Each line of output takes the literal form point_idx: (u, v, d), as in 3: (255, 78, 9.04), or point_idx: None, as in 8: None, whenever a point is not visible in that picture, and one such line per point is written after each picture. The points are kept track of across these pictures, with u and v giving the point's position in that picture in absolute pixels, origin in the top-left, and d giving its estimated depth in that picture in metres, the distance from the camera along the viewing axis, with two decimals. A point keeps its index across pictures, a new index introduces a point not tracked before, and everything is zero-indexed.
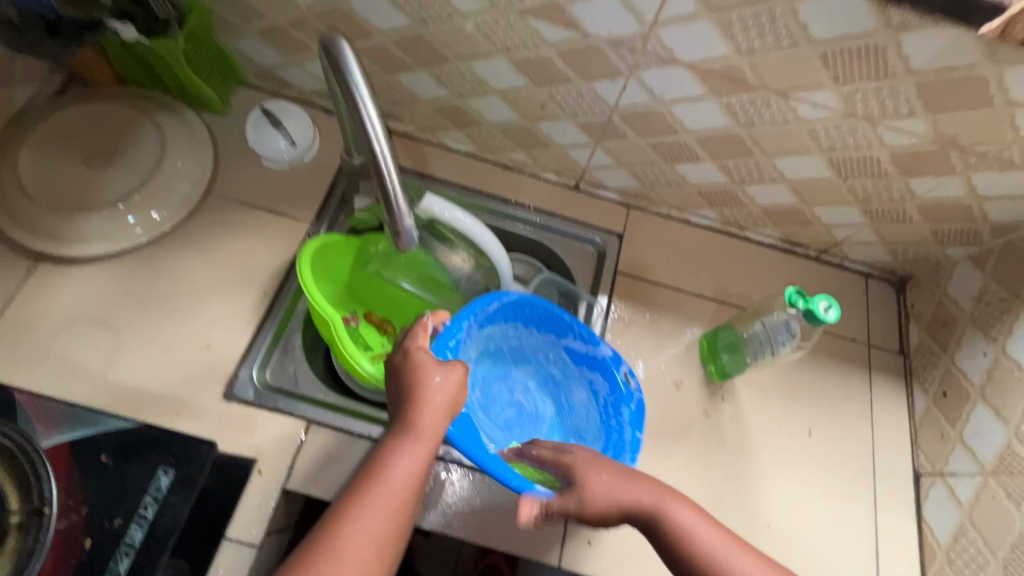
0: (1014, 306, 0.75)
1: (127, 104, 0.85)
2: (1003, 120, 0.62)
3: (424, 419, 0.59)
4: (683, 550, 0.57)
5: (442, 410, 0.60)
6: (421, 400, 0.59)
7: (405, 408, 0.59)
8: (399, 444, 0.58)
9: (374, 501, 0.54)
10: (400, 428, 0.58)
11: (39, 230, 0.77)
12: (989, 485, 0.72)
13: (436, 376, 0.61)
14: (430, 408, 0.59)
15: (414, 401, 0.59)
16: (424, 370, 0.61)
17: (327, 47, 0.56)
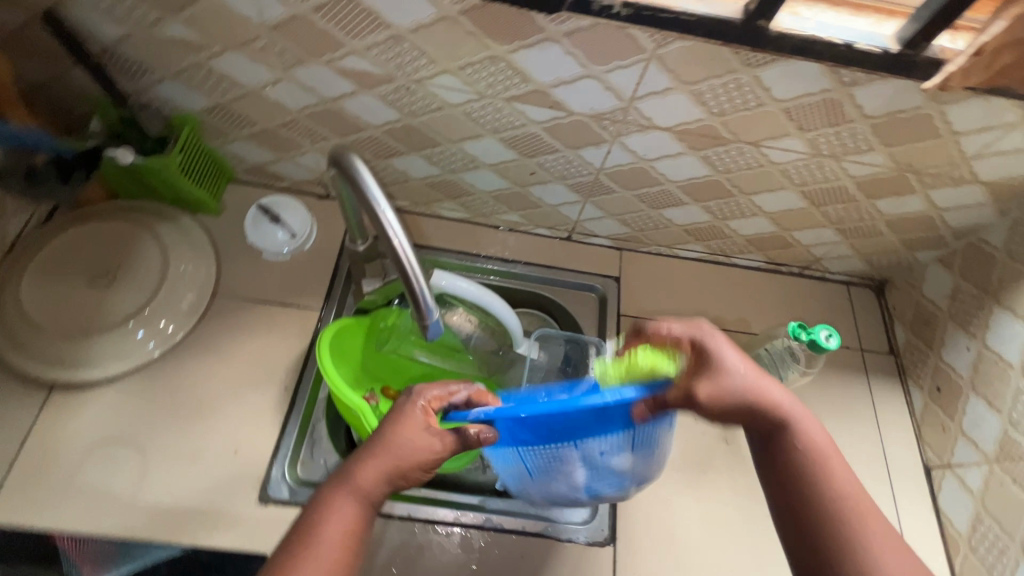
0: (986, 302, 0.82)
1: (123, 219, 0.86)
2: (950, 145, 0.69)
3: (371, 478, 0.55)
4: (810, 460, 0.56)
5: (397, 469, 0.55)
6: (384, 454, 0.55)
7: (362, 460, 0.56)
8: (337, 494, 0.55)
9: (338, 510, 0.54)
10: (347, 477, 0.55)
11: (52, 359, 0.77)
12: (995, 473, 0.78)
13: (414, 429, 0.57)
14: (388, 465, 0.55)
15: (375, 453, 0.56)
16: (406, 422, 0.57)
17: (339, 160, 0.59)
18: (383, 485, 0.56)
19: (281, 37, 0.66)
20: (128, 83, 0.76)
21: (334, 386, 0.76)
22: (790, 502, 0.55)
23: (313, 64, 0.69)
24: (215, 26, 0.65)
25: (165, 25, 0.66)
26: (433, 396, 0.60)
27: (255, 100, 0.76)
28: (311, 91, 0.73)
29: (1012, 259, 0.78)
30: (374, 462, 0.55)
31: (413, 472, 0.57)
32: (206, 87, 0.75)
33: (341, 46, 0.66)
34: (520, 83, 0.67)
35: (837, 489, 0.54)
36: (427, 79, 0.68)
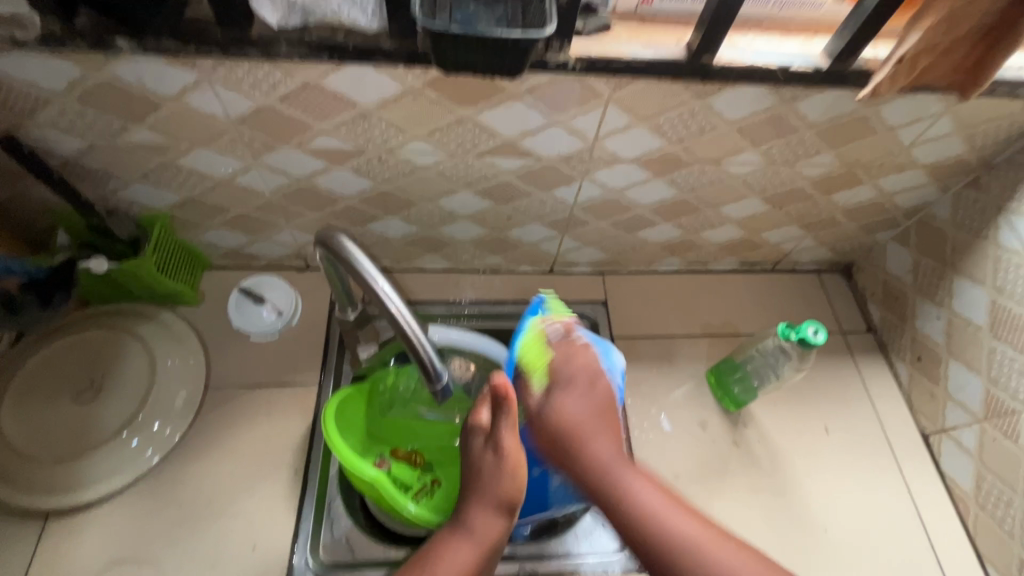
0: (945, 272, 0.88)
1: (101, 326, 0.84)
2: (888, 139, 0.75)
3: (476, 514, 0.64)
4: (630, 514, 0.59)
5: (495, 498, 0.63)
6: (477, 484, 0.64)
7: (464, 501, 0.65)
8: (452, 534, 0.64)
9: (454, 541, 0.63)
10: (457, 518, 0.64)
11: (45, 487, 0.73)
12: (987, 430, 0.82)
13: (484, 452, 0.64)
14: (486, 497, 0.63)
15: (474, 489, 0.64)
16: (476, 449, 0.65)
17: (327, 243, 0.59)
18: (490, 517, 0.63)
19: (249, 128, 0.66)
20: (93, 192, 0.75)
21: (349, 461, 0.73)
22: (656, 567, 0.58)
23: (284, 148, 0.69)
24: (181, 127, 0.65)
25: (128, 133, 0.66)
26: (483, 413, 0.66)
27: (227, 189, 0.76)
28: (283, 173, 0.74)
29: (961, 230, 0.85)
30: (476, 500, 0.64)
31: (512, 494, 0.64)
32: (175, 183, 0.75)
33: (310, 129, 0.67)
34: (488, 139, 0.69)
35: (683, 543, 0.57)
36: (398, 147, 0.70)
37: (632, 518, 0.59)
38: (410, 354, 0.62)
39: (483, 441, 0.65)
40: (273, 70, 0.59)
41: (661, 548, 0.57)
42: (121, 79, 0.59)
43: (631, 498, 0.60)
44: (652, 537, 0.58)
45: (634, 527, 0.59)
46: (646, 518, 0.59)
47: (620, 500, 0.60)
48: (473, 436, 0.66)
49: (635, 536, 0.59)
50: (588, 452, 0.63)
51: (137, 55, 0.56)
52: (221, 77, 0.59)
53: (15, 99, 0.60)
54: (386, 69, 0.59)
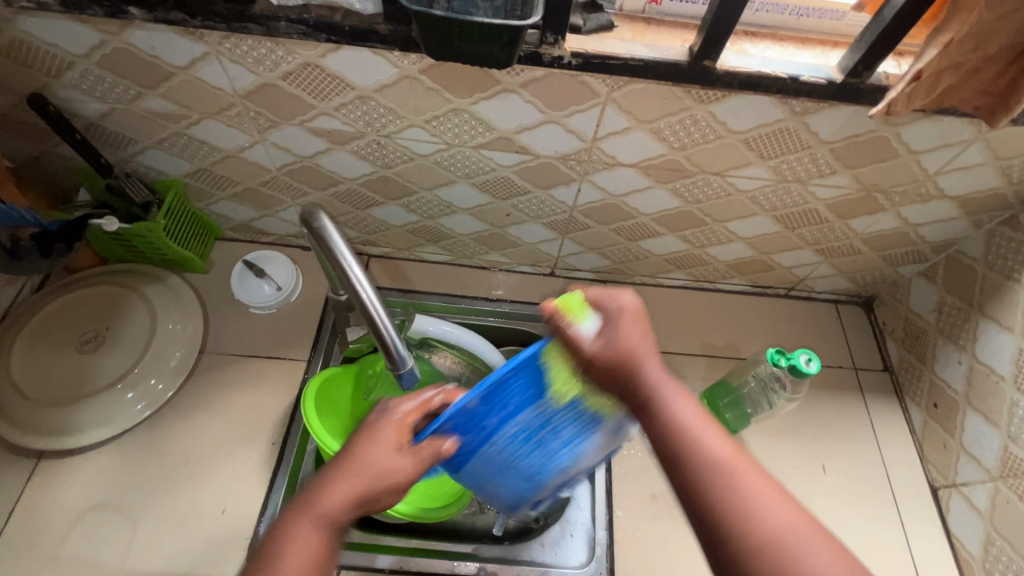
0: (971, 314, 0.81)
1: (113, 282, 0.88)
2: (911, 163, 0.70)
3: (332, 501, 0.49)
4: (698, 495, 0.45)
5: (362, 496, 0.49)
6: (350, 471, 0.49)
7: (327, 480, 0.50)
8: (301, 520, 0.48)
9: (299, 528, 0.48)
10: (309, 495, 0.49)
11: (39, 428, 0.78)
12: (1000, 490, 0.75)
13: (392, 456, 0.49)
14: (350, 491, 0.49)
15: (355, 477, 0.49)
16: (381, 438, 0.50)
17: (309, 219, 0.57)
18: (345, 512, 0.49)
19: (254, 103, 0.68)
20: (114, 154, 0.79)
21: (323, 441, 0.74)
22: (680, 471, 0.46)
23: (287, 126, 0.71)
24: (191, 97, 0.68)
25: (144, 99, 0.69)
26: (405, 409, 0.52)
27: (235, 162, 0.79)
28: (288, 150, 0.76)
29: (991, 270, 0.78)
30: (339, 487, 0.49)
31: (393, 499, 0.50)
32: (187, 152, 0.78)
33: (311, 108, 0.68)
34: (484, 131, 0.69)
35: (713, 456, 0.46)
36: (396, 132, 0.71)
37: (708, 486, 0.45)
38: (374, 337, 0.62)
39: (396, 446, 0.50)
40: (275, 47, 0.61)
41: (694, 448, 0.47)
42: (137, 47, 0.62)
43: (679, 426, 0.48)
44: (678, 442, 0.47)
45: (648, 404, 0.49)
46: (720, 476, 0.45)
47: (658, 427, 0.48)
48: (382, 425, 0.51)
49: (695, 493, 0.45)
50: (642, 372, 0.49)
51: (150, 24, 0.59)
52: (227, 51, 0.62)
53: (43, 60, 0.64)
54: (382, 53, 0.60)
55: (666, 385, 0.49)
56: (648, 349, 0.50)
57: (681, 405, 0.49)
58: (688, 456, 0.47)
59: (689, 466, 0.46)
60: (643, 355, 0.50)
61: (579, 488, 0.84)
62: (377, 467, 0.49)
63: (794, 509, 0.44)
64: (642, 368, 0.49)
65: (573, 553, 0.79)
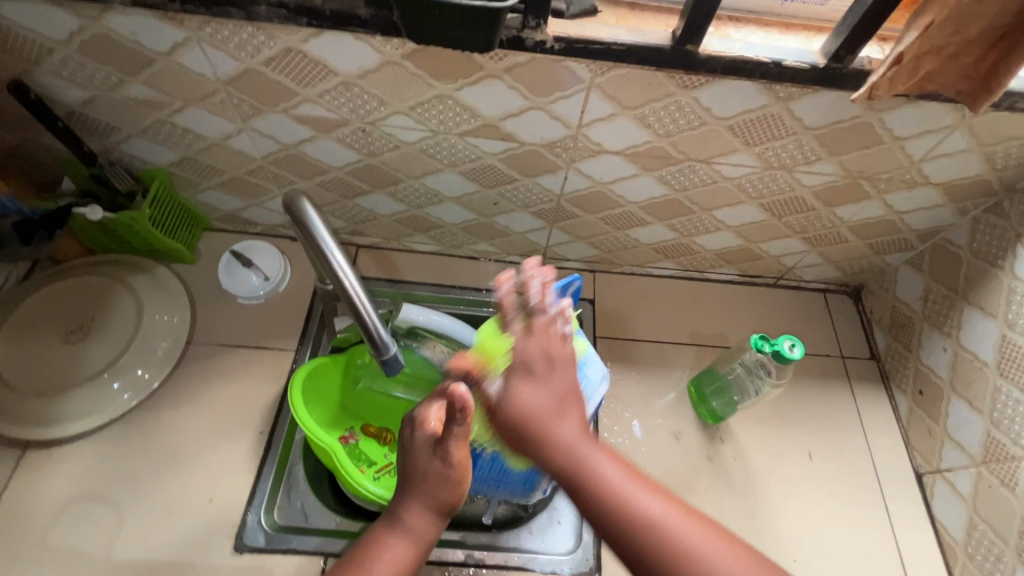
0: (956, 302, 0.81)
1: (99, 272, 0.88)
2: (896, 150, 0.71)
3: (412, 514, 0.56)
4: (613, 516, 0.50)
5: (432, 502, 0.56)
6: (417, 484, 0.57)
7: (400, 498, 0.57)
8: (386, 535, 0.56)
9: (383, 538, 0.56)
10: (393, 517, 0.57)
11: (25, 418, 0.77)
12: (983, 475, 0.76)
13: (433, 455, 0.57)
14: (424, 500, 0.57)
15: (413, 487, 0.57)
16: (423, 444, 0.58)
17: (290, 205, 0.57)
18: (429, 519, 0.57)
19: (237, 90, 0.68)
20: (98, 142, 0.78)
21: (309, 428, 0.74)
22: (613, 531, 0.50)
23: (271, 113, 0.71)
24: (174, 83, 0.68)
25: (126, 86, 0.69)
26: (435, 411, 0.61)
27: (220, 151, 0.79)
28: (273, 138, 0.75)
29: (976, 257, 0.79)
30: (414, 500, 0.57)
31: (454, 498, 0.57)
32: (171, 140, 0.77)
33: (294, 95, 0.68)
34: (470, 118, 0.69)
35: (644, 507, 0.49)
36: (381, 120, 0.70)
37: (642, 542, 0.48)
38: (358, 325, 0.62)
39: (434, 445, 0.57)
40: (256, 32, 0.60)
41: (618, 506, 0.50)
42: (117, 32, 0.62)
43: (604, 484, 0.51)
44: (602, 504, 0.50)
45: (570, 463, 0.53)
46: (640, 532, 0.49)
47: (585, 488, 0.52)
48: (417, 433, 0.59)
49: (632, 553, 0.49)
50: (558, 435, 0.55)
51: (129, 8, 0.59)
52: (208, 36, 0.61)
53: (23, 45, 0.64)
54: (365, 38, 0.60)
55: (584, 443, 0.54)
56: (573, 411, 0.57)
57: (603, 461, 0.53)
58: (619, 520, 0.49)
59: (618, 528, 0.49)
60: (535, 418, 0.55)
61: None
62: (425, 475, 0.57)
63: (725, 545, 0.48)
64: (553, 433, 0.55)
65: (558, 540, 0.80)
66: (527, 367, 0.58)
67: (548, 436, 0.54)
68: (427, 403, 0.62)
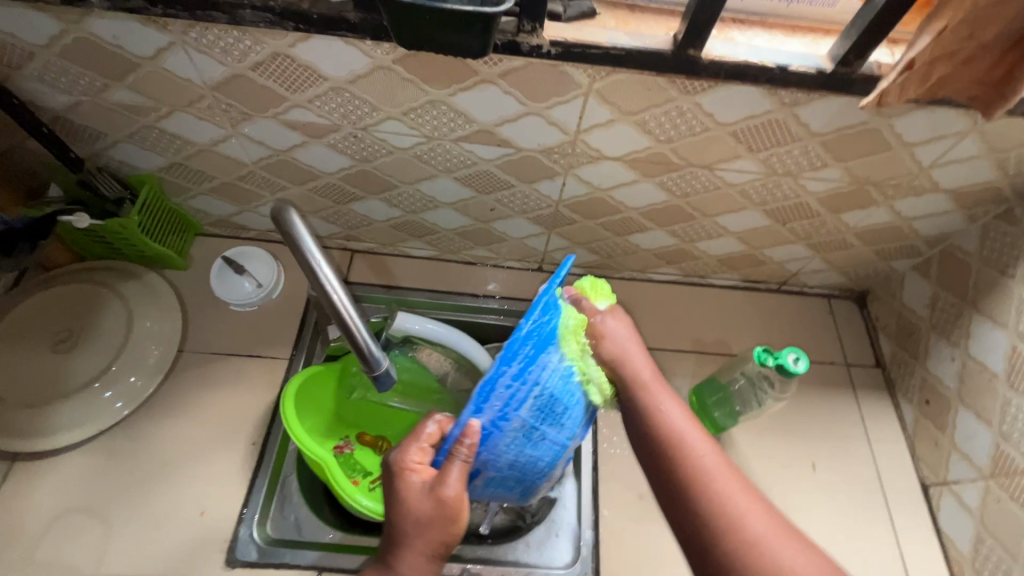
0: (964, 310, 0.79)
1: (90, 279, 0.86)
2: (904, 156, 0.69)
3: (405, 563, 0.53)
4: (670, 464, 0.53)
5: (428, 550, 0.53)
6: (409, 533, 0.53)
7: (394, 548, 0.54)
8: None
9: None
10: (386, 563, 0.54)
11: (12, 430, 0.76)
12: (991, 489, 0.74)
13: (422, 500, 0.53)
14: (417, 548, 0.53)
15: (400, 537, 0.54)
16: (409, 492, 0.54)
17: (276, 215, 0.55)
18: (427, 563, 0.54)
19: (225, 95, 0.66)
20: (84, 148, 0.76)
21: (298, 440, 0.72)
22: (657, 456, 0.54)
23: (260, 118, 0.69)
24: (159, 88, 0.66)
25: (110, 91, 0.67)
26: (414, 454, 0.56)
27: (210, 156, 0.77)
28: (263, 144, 0.73)
29: (986, 264, 0.76)
30: (406, 550, 0.53)
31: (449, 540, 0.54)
32: (159, 146, 0.75)
33: (284, 100, 0.66)
34: (465, 124, 0.67)
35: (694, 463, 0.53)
36: (373, 125, 0.68)
37: (681, 468, 0.53)
38: (347, 340, 0.60)
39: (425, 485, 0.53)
40: (242, 37, 0.58)
41: (669, 439, 0.54)
42: (99, 36, 0.60)
43: (664, 424, 0.55)
44: (665, 437, 0.55)
45: (640, 395, 0.57)
46: (700, 488, 0.51)
47: (649, 427, 0.56)
48: (400, 480, 0.55)
49: (670, 479, 0.53)
50: (631, 366, 0.58)
51: (110, 12, 0.57)
52: (193, 40, 0.59)
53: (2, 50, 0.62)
54: (355, 42, 0.58)
55: (654, 381, 0.58)
56: (653, 363, 0.59)
57: (669, 408, 0.56)
58: (672, 450, 0.54)
59: (673, 457, 0.53)
60: (631, 355, 0.58)
61: (565, 487, 0.83)
62: (416, 523, 0.53)
63: (763, 507, 0.50)
64: (630, 364, 0.58)
65: (557, 554, 0.78)
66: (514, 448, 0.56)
67: (636, 367, 0.58)
68: (404, 440, 0.57)
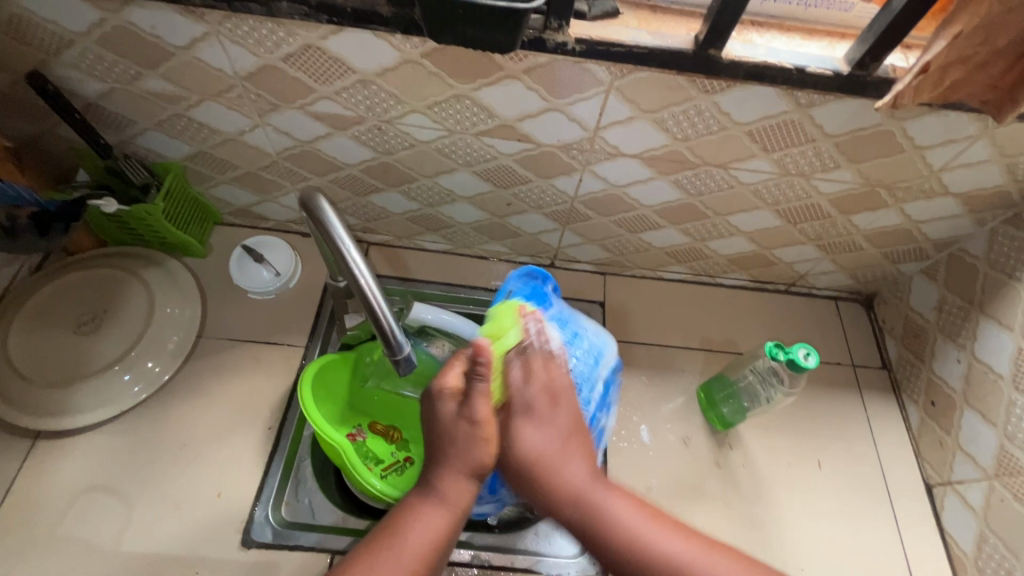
0: (971, 313, 0.80)
1: (113, 264, 0.88)
2: (916, 159, 0.70)
3: (448, 481, 0.53)
4: (627, 566, 0.52)
5: (465, 467, 0.53)
6: (446, 449, 0.54)
7: (431, 465, 0.54)
8: (421, 504, 0.53)
9: (416, 512, 0.53)
10: (427, 483, 0.54)
11: (36, 409, 0.78)
12: (995, 489, 0.75)
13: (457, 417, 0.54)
14: (457, 465, 0.53)
15: (441, 454, 0.54)
16: (447, 411, 0.54)
17: (305, 203, 0.57)
18: (463, 483, 0.53)
19: (255, 86, 0.68)
20: (113, 135, 0.78)
21: (319, 429, 0.72)
22: (610, 553, 0.53)
23: (287, 109, 0.71)
24: (190, 77, 0.68)
25: (143, 79, 0.69)
26: (455, 374, 0.56)
27: (234, 146, 0.79)
28: (288, 135, 0.75)
29: (994, 268, 0.78)
30: (446, 465, 0.53)
31: (485, 461, 0.54)
32: (186, 135, 0.77)
33: (312, 92, 0.68)
34: (487, 118, 0.69)
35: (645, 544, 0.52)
36: (397, 118, 0.70)
37: (633, 565, 0.52)
38: (373, 324, 0.62)
39: (456, 407, 0.54)
40: (276, 28, 0.60)
41: (626, 546, 0.53)
42: (137, 25, 0.62)
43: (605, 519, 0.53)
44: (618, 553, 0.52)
45: (546, 483, 0.54)
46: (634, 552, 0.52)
47: (593, 527, 0.53)
48: (442, 398, 0.55)
49: None
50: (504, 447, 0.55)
51: (149, 2, 0.59)
52: (228, 31, 0.61)
53: (42, 36, 0.64)
54: (385, 36, 0.60)
55: (560, 455, 0.56)
56: (576, 440, 0.57)
57: (610, 497, 0.54)
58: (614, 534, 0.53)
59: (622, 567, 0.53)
60: (559, 456, 0.55)
61: None
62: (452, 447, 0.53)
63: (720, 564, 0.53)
64: (557, 478, 0.54)
65: (566, 543, 0.79)
66: (528, 408, 0.57)
67: (564, 472, 0.55)
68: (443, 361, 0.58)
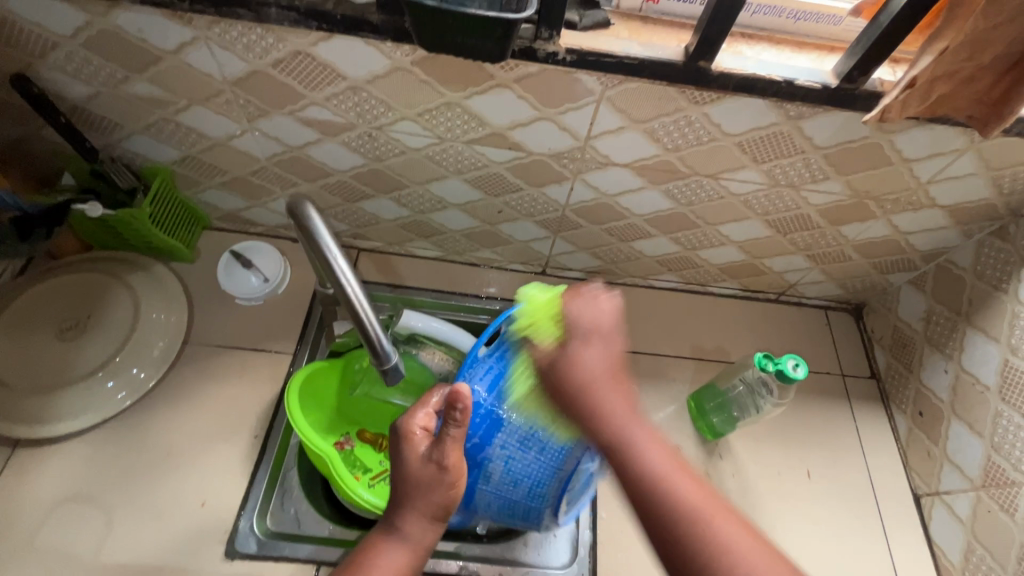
0: (959, 324, 0.81)
1: (98, 268, 0.87)
2: (904, 172, 0.71)
3: (409, 521, 0.58)
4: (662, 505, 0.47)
5: (428, 509, 0.59)
6: (413, 493, 0.59)
7: (398, 508, 0.59)
8: (383, 541, 0.58)
9: (379, 548, 0.58)
10: (391, 524, 0.59)
11: (15, 416, 0.76)
12: (982, 500, 0.76)
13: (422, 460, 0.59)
14: (420, 508, 0.59)
15: (407, 495, 0.59)
16: (415, 456, 0.59)
17: (293, 211, 0.56)
18: (426, 523, 0.59)
19: (244, 91, 0.67)
20: (100, 138, 0.77)
21: (306, 436, 0.72)
22: (650, 508, 0.48)
23: (277, 115, 0.70)
24: (178, 82, 0.67)
25: (130, 83, 0.68)
26: (421, 419, 0.62)
27: (223, 151, 0.78)
28: (278, 140, 0.75)
29: (980, 279, 0.78)
30: (411, 508, 0.58)
31: (448, 501, 0.60)
32: (175, 139, 0.77)
33: (302, 98, 0.67)
34: (478, 127, 0.68)
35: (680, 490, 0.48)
36: (388, 125, 0.70)
37: (669, 513, 0.47)
38: (360, 333, 0.61)
39: (427, 451, 0.59)
40: (265, 34, 0.60)
41: (664, 492, 0.48)
42: (124, 29, 0.61)
43: (646, 460, 0.49)
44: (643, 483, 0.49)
45: (616, 438, 0.51)
46: (669, 497, 0.47)
47: (627, 463, 0.50)
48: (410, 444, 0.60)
49: (661, 529, 0.47)
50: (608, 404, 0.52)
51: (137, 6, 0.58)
52: (216, 36, 0.61)
53: (27, 39, 0.63)
54: (375, 43, 0.59)
55: (631, 417, 0.52)
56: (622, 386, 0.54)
57: (645, 440, 0.51)
58: (671, 498, 0.47)
59: (653, 501, 0.48)
60: (601, 389, 0.53)
61: None
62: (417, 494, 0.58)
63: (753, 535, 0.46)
64: (598, 399, 0.53)
65: (556, 553, 0.78)
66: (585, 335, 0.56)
67: (609, 406, 0.53)
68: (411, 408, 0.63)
